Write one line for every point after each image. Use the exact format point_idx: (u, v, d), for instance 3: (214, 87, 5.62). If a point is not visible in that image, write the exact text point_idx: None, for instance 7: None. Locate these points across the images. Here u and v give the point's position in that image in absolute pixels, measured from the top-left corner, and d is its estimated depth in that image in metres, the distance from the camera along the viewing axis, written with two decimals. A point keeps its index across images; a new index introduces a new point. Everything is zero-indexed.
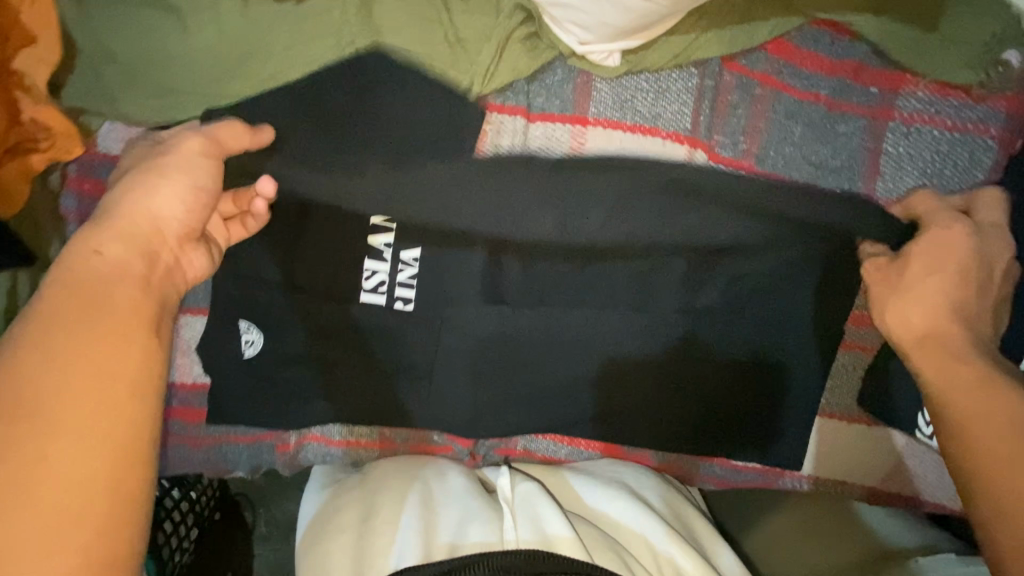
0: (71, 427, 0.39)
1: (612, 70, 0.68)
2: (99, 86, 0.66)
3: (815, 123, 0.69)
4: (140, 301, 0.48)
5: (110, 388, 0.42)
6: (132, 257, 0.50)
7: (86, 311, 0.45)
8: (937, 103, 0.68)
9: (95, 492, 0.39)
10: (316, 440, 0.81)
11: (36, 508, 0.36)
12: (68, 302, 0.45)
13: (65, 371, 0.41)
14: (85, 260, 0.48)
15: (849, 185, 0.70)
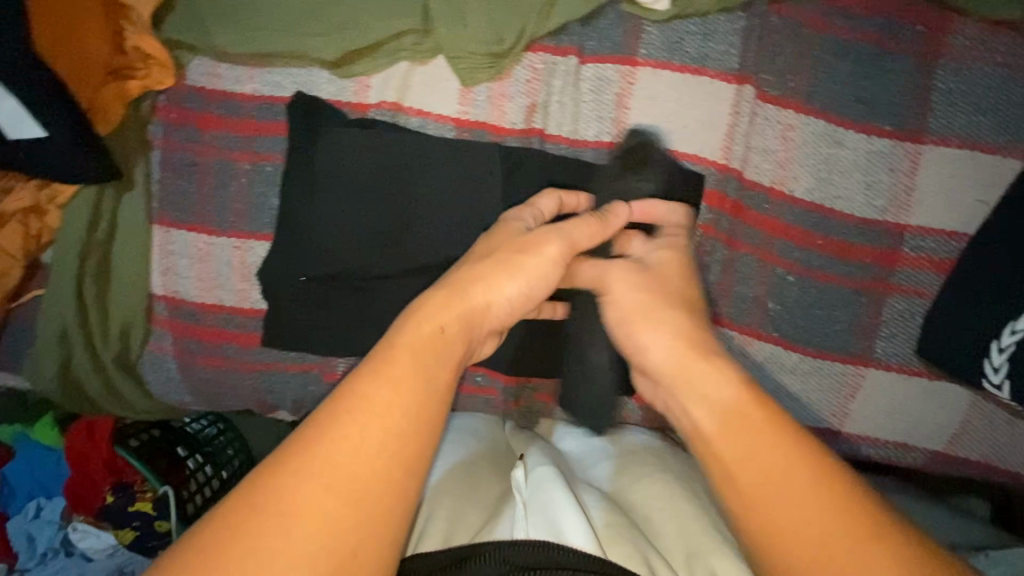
0: (367, 430, 0.45)
1: (662, 13, 0.72)
2: (190, 21, 0.73)
3: (863, 60, 0.71)
4: (434, 363, 0.49)
5: (395, 433, 0.44)
6: (446, 322, 0.52)
7: (386, 359, 0.48)
8: (988, 41, 0.69)
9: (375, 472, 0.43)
10: None
11: (327, 472, 0.42)
12: (378, 372, 0.46)
13: (333, 469, 0.42)
14: (427, 324, 0.51)
15: (900, 121, 0.71)
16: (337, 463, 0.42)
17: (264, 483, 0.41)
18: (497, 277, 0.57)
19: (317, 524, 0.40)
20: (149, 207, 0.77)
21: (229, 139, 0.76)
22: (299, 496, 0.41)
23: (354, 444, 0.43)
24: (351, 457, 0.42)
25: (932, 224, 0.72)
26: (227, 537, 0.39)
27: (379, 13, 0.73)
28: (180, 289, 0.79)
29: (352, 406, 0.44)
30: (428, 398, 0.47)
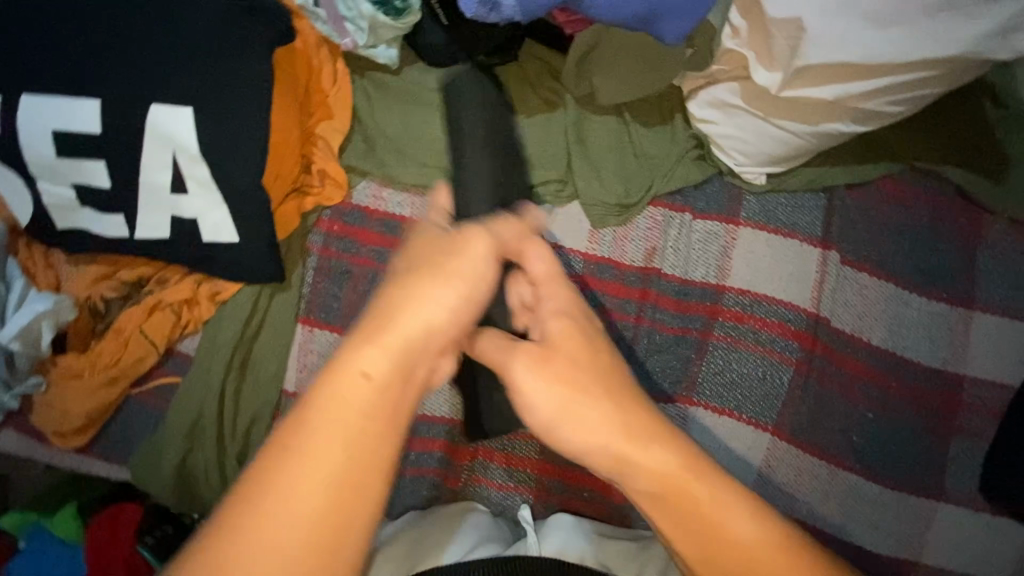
0: (285, 512, 0.40)
1: (760, 186, 0.89)
2: (371, 155, 0.86)
3: (919, 240, 0.88)
4: (367, 413, 0.44)
5: (326, 487, 0.41)
6: (372, 363, 0.45)
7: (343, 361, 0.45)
8: (1011, 235, 0.88)
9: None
10: (479, 480, 0.84)
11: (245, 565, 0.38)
12: (321, 406, 0.43)
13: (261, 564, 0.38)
14: (350, 370, 0.44)
15: (952, 290, 0.86)
16: (278, 508, 0.40)
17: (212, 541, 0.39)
18: (429, 288, 0.49)
19: None
20: (299, 307, 0.82)
21: (383, 254, 0.84)
22: (265, 521, 0.39)
23: (280, 509, 0.40)
24: (299, 487, 0.40)
25: (984, 377, 0.86)
26: None
27: (531, 164, 0.88)
28: (312, 387, 0.82)
29: (307, 439, 0.42)
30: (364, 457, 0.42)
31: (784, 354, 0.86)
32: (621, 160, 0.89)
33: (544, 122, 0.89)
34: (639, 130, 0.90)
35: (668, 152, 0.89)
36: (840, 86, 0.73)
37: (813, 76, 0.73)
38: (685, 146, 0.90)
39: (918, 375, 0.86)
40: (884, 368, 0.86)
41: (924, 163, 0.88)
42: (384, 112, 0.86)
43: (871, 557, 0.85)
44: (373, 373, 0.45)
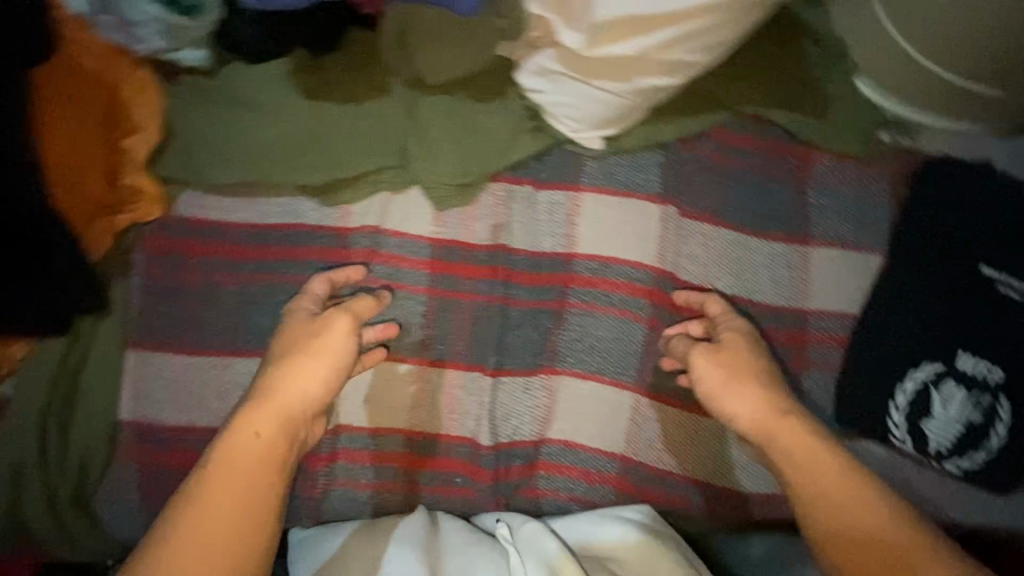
0: (224, 497, 0.65)
1: (598, 150, 0.90)
2: (186, 161, 0.81)
3: (752, 185, 0.90)
4: (276, 444, 0.69)
5: (244, 500, 0.65)
6: (264, 427, 0.69)
7: (268, 399, 0.72)
8: (839, 168, 0.90)
9: (236, 517, 0.64)
10: (345, 485, 0.86)
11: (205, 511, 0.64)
12: (256, 407, 0.71)
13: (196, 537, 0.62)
14: (248, 433, 0.68)
15: (788, 230, 0.89)
16: (196, 533, 0.62)
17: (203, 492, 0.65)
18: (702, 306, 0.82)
19: (233, 519, 0.64)
20: (127, 331, 0.79)
21: (214, 264, 0.81)
22: (195, 512, 0.63)
23: (215, 500, 0.64)
24: (201, 528, 0.63)
25: (828, 308, 0.89)
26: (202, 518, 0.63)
27: (363, 152, 0.85)
28: (152, 413, 0.78)
29: (200, 495, 0.65)
30: (265, 476, 0.67)
31: (635, 312, 0.89)
32: (456, 136, 0.88)
33: (372, 107, 0.87)
34: (471, 105, 0.88)
35: (503, 125, 0.88)
36: (640, 41, 0.73)
37: (612, 32, 0.72)
38: (520, 116, 0.89)
39: (767, 315, 0.89)
40: (735, 313, 0.88)
41: (751, 109, 0.90)
42: (198, 115, 0.82)
43: (741, 496, 0.88)
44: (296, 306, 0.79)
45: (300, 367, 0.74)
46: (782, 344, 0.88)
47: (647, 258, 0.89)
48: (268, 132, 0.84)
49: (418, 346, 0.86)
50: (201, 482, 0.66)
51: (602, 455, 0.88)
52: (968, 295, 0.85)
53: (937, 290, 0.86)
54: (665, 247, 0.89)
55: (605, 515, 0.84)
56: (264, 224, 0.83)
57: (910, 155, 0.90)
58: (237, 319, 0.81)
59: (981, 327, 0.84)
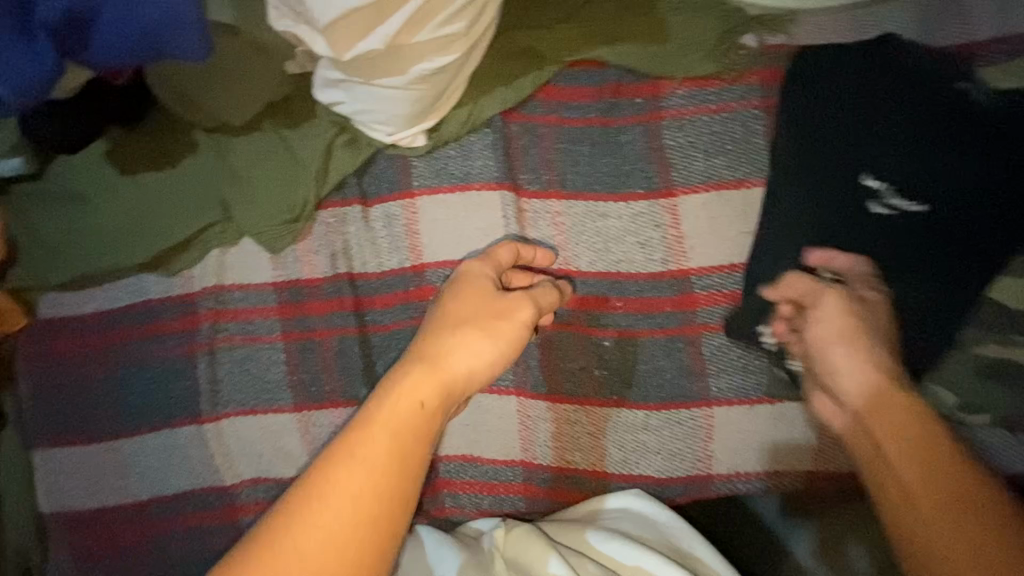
0: (360, 479, 0.53)
1: (423, 148, 0.82)
2: (32, 268, 0.85)
3: (598, 141, 0.78)
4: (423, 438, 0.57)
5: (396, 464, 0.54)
6: (428, 395, 0.59)
7: (439, 364, 0.62)
8: (698, 94, 0.76)
9: (365, 511, 0.52)
10: None
11: (341, 493, 0.52)
12: (421, 369, 0.61)
13: (343, 505, 0.51)
14: (409, 399, 0.58)
15: (648, 183, 0.77)
16: (332, 512, 0.51)
17: (315, 478, 0.53)
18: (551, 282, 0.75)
19: (322, 513, 0.51)
20: (24, 435, 0.84)
21: (85, 357, 0.86)
22: (345, 476, 0.53)
23: (348, 479, 0.52)
24: (320, 523, 0.50)
25: (713, 262, 0.76)
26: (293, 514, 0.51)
27: (185, 215, 0.84)
28: (68, 501, 0.85)
29: (324, 469, 0.53)
30: (401, 456, 0.55)
31: None
32: (274, 173, 0.84)
33: (185, 168, 0.85)
34: (284, 136, 0.84)
35: (315, 148, 0.83)
36: (386, 28, 0.65)
37: (349, 28, 0.65)
38: (330, 135, 0.83)
39: (645, 285, 0.78)
40: (606, 291, 0.79)
41: (573, 56, 0.77)
42: (32, 222, 0.86)
43: (658, 481, 0.81)
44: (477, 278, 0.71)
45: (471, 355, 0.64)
46: (665, 313, 0.78)
47: None
48: (96, 220, 0.85)
49: (291, 390, 0.85)
50: (341, 450, 0.54)
51: (500, 465, 0.83)
52: (866, 218, 0.70)
53: (835, 222, 0.70)
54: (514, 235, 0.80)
55: (611, 500, 0.79)
56: (118, 308, 0.86)
57: (782, 55, 0.74)
58: (121, 403, 0.86)
59: (891, 251, 0.69)
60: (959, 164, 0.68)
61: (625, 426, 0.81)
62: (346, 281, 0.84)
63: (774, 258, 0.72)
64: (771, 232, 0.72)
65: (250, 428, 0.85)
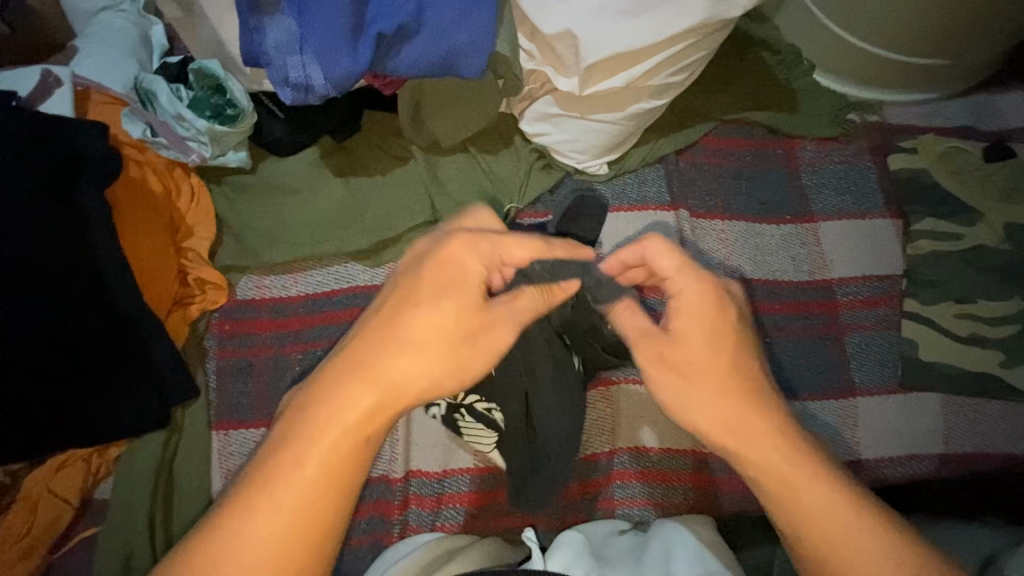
0: (257, 526, 0.50)
1: (605, 175, 0.99)
2: (244, 250, 0.90)
3: (751, 178, 0.99)
4: (361, 440, 0.53)
5: (313, 518, 0.51)
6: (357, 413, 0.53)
7: (430, 348, 0.55)
8: (824, 150, 1.01)
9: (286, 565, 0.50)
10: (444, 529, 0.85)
11: (246, 539, 0.50)
12: (318, 399, 0.53)
13: (257, 553, 0.50)
14: (333, 401, 0.53)
15: (793, 212, 0.98)
16: (253, 534, 0.50)
17: (272, 494, 0.51)
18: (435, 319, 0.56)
19: (243, 554, 0.49)
20: (209, 413, 0.83)
21: (280, 337, 0.88)
22: (245, 518, 0.50)
23: (251, 528, 0.50)
24: (246, 546, 0.50)
25: (850, 274, 0.95)
26: (218, 550, 0.50)
27: (397, 214, 0.94)
28: None
29: (239, 502, 0.51)
30: (335, 483, 0.52)
31: None
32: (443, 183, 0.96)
33: (396, 175, 0.96)
34: (487, 157, 0.98)
35: (517, 168, 0.98)
36: (627, 74, 0.83)
37: (601, 72, 0.82)
38: (530, 159, 0.99)
39: (796, 290, 0.95)
40: (766, 295, 0.95)
41: (732, 114, 1.00)
42: (244, 210, 0.92)
43: None
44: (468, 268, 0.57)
45: (481, 337, 0.57)
46: (813, 313, 0.94)
47: None
48: (310, 212, 0.93)
49: None
50: (261, 476, 0.51)
51: (671, 454, 0.91)
52: (973, 248, 0.92)
53: (950, 244, 0.93)
54: (689, 247, 0.95)
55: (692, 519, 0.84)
56: (320, 292, 0.91)
57: (881, 129, 1.02)
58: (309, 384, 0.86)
59: (984, 269, 0.92)
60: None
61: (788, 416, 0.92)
62: None
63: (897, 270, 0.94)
64: (889, 254, 0.96)
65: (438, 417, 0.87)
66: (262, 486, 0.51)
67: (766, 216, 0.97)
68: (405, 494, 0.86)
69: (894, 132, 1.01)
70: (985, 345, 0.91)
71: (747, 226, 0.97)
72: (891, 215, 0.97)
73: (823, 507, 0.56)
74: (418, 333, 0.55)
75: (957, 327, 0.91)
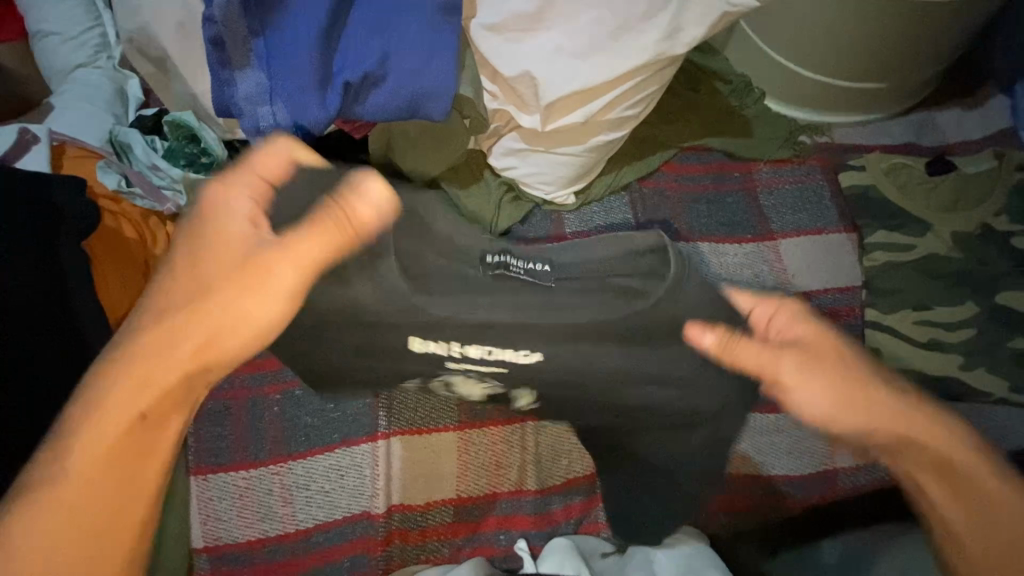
0: (91, 481, 0.53)
1: (572, 205, 1.04)
2: None
3: (712, 201, 1.04)
4: (176, 358, 0.55)
5: (136, 452, 0.54)
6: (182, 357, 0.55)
7: (201, 312, 0.56)
8: (780, 171, 1.06)
9: (102, 512, 0.53)
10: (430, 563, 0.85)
11: (83, 492, 0.53)
12: (143, 338, 0.55)
13: (87, 494, 0.53)
14: (149, 342, 0.55)
15: (753, 230, 1.02)
16: (67, 502, 0.52)
17: (103, 435, 0.53)
18: (244, 272, 0.56)
19: (79, 503, 0.53)
20: (188, 460, 0.82)
21: (257, 379, 0.87)
22: (78, 471, 0.53)
23: (78, 480, 0.53)
24: (75, 495, 0.53)
25: (812, 288, 0.99)
26: (64, 498, 0.52)
27: None
28: (222, 534, 0.81)
29: (64, 446, 0.53)
30: (133, 433, 0.54)
31: None
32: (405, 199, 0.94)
33: None
34: (458, 193, 1.02)
35: (488, 203, 1.02)
36: (586, 108, 0.88)
37: (560, 109, 0.87)
38: (500, 193, 1.02)
39: None
40: None
41: (690, 142, 1.05)
42: None
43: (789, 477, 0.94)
44: (238, 206, 0.58)
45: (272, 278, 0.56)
46: None
47: None
48: None
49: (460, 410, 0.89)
50: (86, 419, 0.53)
51: None
52: (926, 258, 0.97)
53: (903, 255, 0.97)
54: None
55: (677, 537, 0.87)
56: None
57: (830, 148, 1.07)
58: (286, 426, 0.86)
59: (937, 277, 0.96)
60: (968, 215, 0.98)
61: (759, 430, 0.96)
62: None
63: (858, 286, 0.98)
64: (847, 268, 1.00)
65: (419, 449, 0.87)
66: (85, 448, 0.53)
67: (729, 237, 1.02)
68: (388, 530, 0.84)
69: (843, 150, 1.07)
70: (945, 349, 0.94)
71: (711, 246, 1.01)
72: (847, 229, 1.02)
73: (981, 478, 0.63)
74: (206, 285, 0.56)
75: (916, 333, 0.95)
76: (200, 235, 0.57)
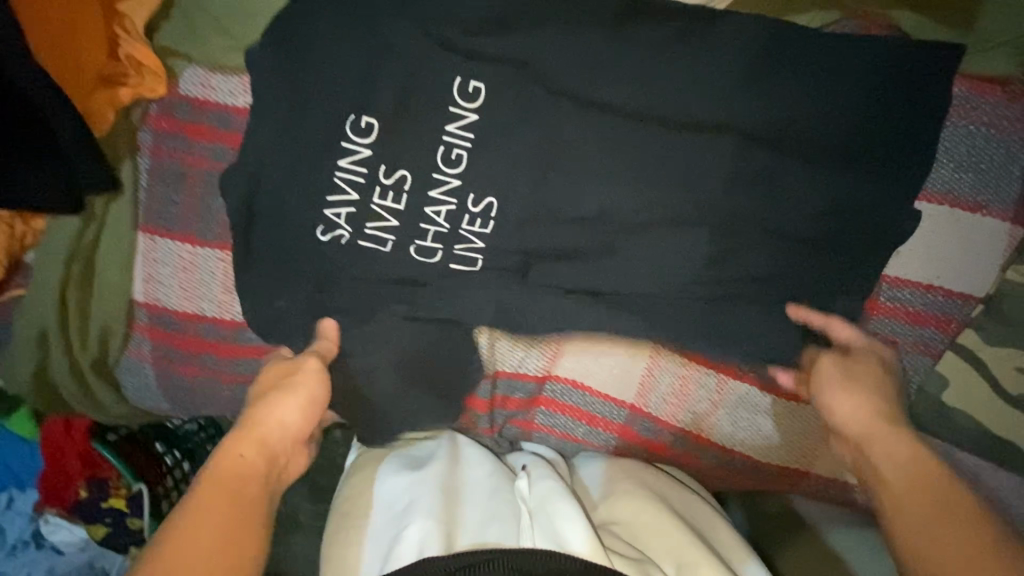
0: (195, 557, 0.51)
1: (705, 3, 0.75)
2: (188, 30, 0.75)
3: (862, 108, 0.70)
4: (267, 474, 0.61)
5: (250, 486, 0.59)
6: (246, 451, 0.61)
7: (916, 475, 0.59)
8: (975, 99, 0.70)
9: (222, 550, 0.53)
10: None
11: (198, 541, 0.52)
12: (197, 504, 0.56)
13: (209, 526, 0.54)
14: (229, 456, 0.61)
15: (901, 172, 0.70)
16: (899, 471, 0.60)
17: (203, 495, 0.57)
18: (845, 386, 0.69)
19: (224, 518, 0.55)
20: (136, 213, 0.77)
21: (219, 151, 0.77)
22: (172, 524, 0.53)
23: (187, 541, 0.52)
24: (201, 541, 0.53)
25: (909, 277, 0.74)
26: (199, 501, 0.56)
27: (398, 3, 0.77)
28: (161, 297, 0.79)
29: (179, 517, 0.54)
30: (230, 495, 0.57)
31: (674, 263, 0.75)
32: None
33: None
34: None
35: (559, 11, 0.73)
36: None
37: None
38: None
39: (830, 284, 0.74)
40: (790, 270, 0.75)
41: (866, 10, 0.72)
42: None
43: (754, 464, 0.83)
44: (845, 396, 0.68)
45: (188, 510, 0.55)
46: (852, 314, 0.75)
47: (709, 194, 0.72)
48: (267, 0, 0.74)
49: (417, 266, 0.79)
50: (174, 516, 0.54)
51: (609, 403, 0.84)
52: None
53: None
54: (727, 183, 0.72)
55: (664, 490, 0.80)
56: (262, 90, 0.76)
57: None
58: (224, 214, 0.78)
59: None
60: None
61: (745, 413, 0.81)
62: (530, 162, 0.74)
63: (973, 305, 0.73)
64: (982, 276, 0.73)
65: None
66: (205, 501, 0.56)
67: (860, 172, 0.70)
68: None
69: None
70: None
71: None
72: (1014, 220, 0.71)
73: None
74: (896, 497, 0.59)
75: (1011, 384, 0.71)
76: (846, 392, 0.68)
